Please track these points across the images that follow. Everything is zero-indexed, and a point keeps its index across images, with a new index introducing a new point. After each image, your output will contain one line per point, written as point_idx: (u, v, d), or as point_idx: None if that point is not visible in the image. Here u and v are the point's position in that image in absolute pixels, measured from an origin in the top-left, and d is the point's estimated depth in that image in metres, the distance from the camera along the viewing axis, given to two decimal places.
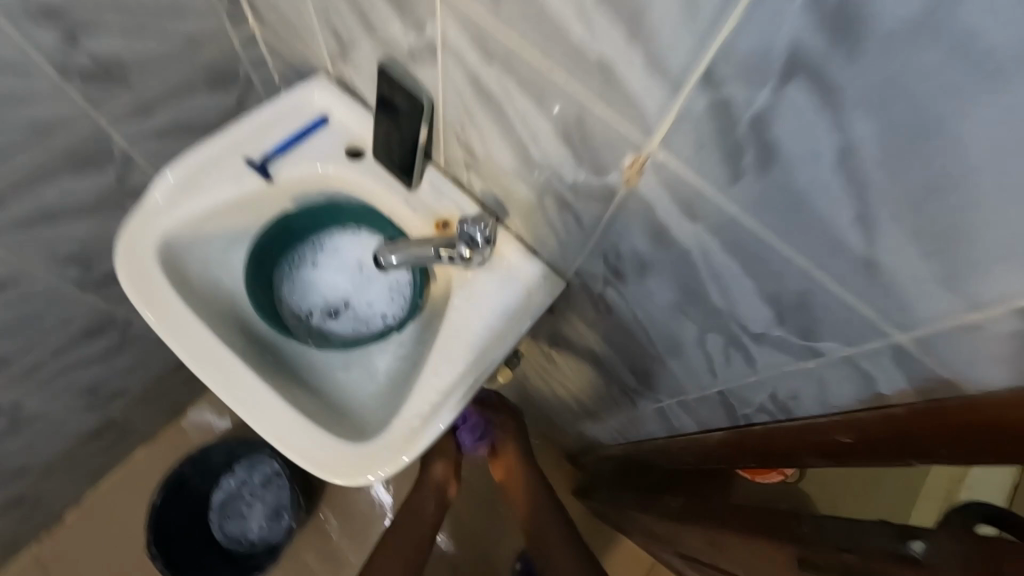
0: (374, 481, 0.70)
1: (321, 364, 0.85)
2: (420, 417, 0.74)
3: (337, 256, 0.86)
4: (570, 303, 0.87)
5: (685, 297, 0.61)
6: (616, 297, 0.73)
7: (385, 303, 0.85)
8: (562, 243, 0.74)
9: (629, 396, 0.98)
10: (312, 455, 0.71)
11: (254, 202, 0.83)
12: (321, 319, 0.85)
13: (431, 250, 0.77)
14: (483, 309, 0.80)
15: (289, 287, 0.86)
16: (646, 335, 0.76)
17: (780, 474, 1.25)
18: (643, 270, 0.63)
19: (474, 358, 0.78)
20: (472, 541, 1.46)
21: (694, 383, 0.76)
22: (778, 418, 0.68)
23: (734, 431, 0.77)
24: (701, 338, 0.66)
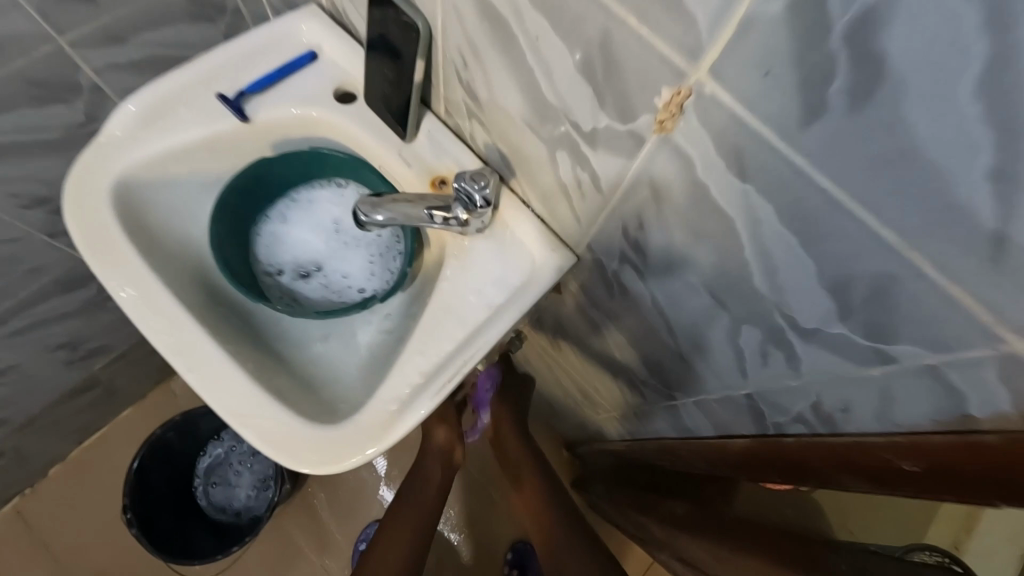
0: (342, 470, 0.61)
1: (293, 333, 0.75)
2: (399, 401, 0.64)
3: (315, 215, 0.77)
4: (580, 283, 0.76)
5: (719, 280, 0.51)
6: (633, 277, 0.63)
7: (361, 275, 0.75)
8: (575, 211, 0.63)
9: (639, 391, 0.88)
10: (272, 436, 0.62)
11: (229, 144, 0.74)
12: (290, 281, 0.77)
13: (422, 211, 0.65)
14: (478, 283, 0.70)
15: (258, 240, 0.77)
16: (665, 323, 0.65)
17: (797, 488, 1.28)
18: (670, 244, 0.52)
19: (466, 336, 0.67)
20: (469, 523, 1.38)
21: (717, 383, 0.66)
22: (817, 431, 0.57)
23: (759, 440, 0.66)
24: (733, 331, 0.55)
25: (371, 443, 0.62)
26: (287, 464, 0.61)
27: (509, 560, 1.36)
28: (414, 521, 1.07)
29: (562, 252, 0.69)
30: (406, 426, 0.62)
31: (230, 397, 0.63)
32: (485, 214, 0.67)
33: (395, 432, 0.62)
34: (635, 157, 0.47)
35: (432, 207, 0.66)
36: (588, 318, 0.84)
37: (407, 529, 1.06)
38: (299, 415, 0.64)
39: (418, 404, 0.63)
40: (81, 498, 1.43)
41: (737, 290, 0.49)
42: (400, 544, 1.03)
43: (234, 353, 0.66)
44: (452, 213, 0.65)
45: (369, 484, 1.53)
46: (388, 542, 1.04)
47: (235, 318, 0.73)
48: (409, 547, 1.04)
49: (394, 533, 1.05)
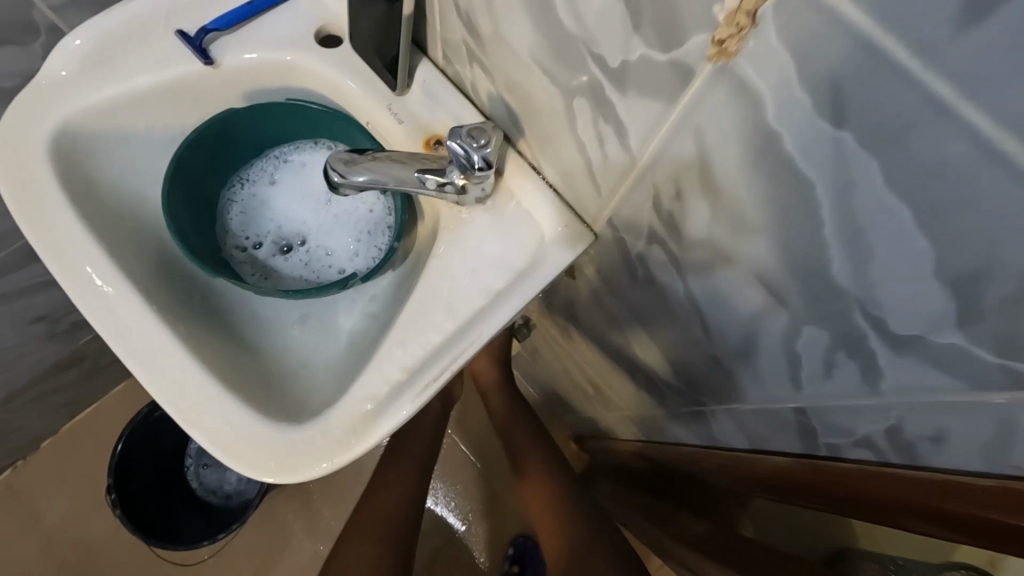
0: (305, 479, 0.52)
1: (266, 318, 0.66)
2: (375, 400, 0.54)
3: (303, 181, 0.67)
4: (596, 266, 0.65)
5: (779, 270, 0.39)
6: (664, 260, 0.52)
7: (347, 253, 0.65)
8: (595, 178, 0.52)
9: (659, 391, 0.77)
10: (224, 436, 0.53)
11: (195, 91, 0.63)
12: (267, 256, 0.66)
13: (413, 174, 0.55)
14: (476, 264, 0.59)
15: (236, 205, 0.68)
16: (700, 318, 0.54)
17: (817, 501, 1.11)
18: (714, 221, 0.41)
19: (458, 326, 0.57)
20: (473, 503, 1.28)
21: (760, 391, 0.55)
22: (887, 460, 0.46)
23: (806, 464, 0.55)
24: (789, 334, 0.44)
25: (341, 451, 0.52)
26: (241, 470, 0.52)
27: (510, 556, 1.25)
28: (416, 460, 0.96)
29: (574, 229, 0.58)
30: (383, 429, 0.52)
31: (175, 390, 0.54)
32: (486, 178, 0.55)
33: (369, 438, 0.52)
34: (680, 100, 0.36)
35: (424, 170, 0.55)
36: (605, 307, 0.73)
37: (407, 472, 0.94)
38: (260, 413, 0.54)
39: (399, 404, 0.53)
40: (60, 476, 1.34)
41: (803, 283, 0.38)
42: (397, 487, 0.91)
43: (188, 338, 0.57)
44: (446, 177, 0.55)
45: (367, 463, 1.39)
46: (383, 486, 0.91)
47: (197, 297, 0.64)
48: (409, 488, 0.92)
49: (390, 478, 0.92)
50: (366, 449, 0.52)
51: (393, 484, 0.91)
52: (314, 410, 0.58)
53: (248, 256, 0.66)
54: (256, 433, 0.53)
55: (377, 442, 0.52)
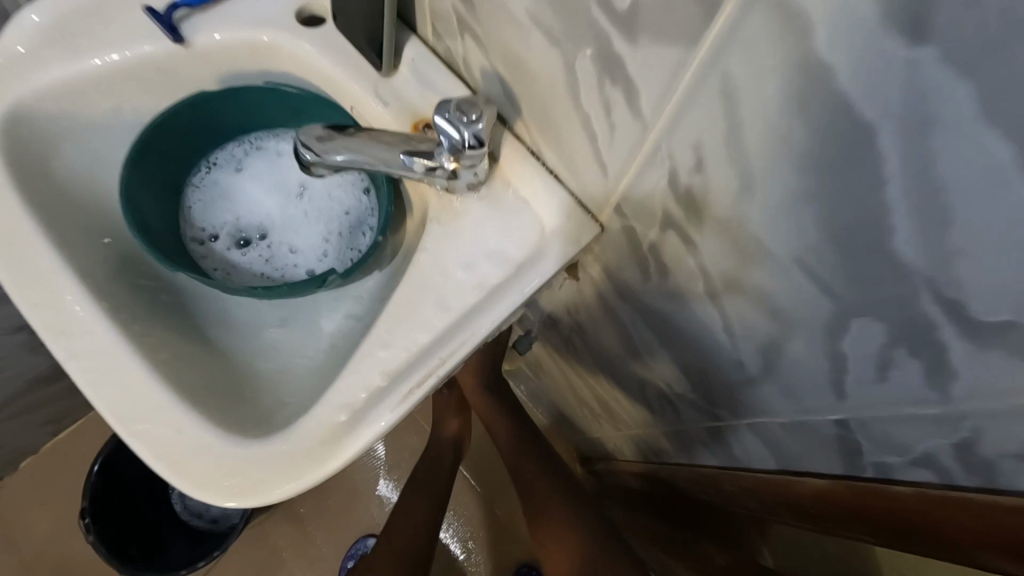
0: (267, 499, 0.45)
1: (239, 319, 0.59)
2: (350, 409, 0.48)
3: (275, 172, 0.62)
4: (603, 264, 0.59)
5: (824, 247, 0.33)
6: (681, 249, 0.45)
7: (313, 252, 0.60)
8: (601, 158, 0.46)
9: (673, 405, 0.70)
10: (171, 450, 0.46)
11: (164, 73, 0.58)
12: (223, 248, 0.61)
13: (398, 157, 0.49)
14: (468, 257, 0.53)
15: (197, 192, 0.62)
16: (722, 316, 0.47)
17: None
18: (744, 192, 0.35)
19: (448, 326, 0.50)
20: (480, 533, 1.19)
21: (793, 400, 0.48)
22: (952, 481, 0.39)
23: (851, 487, 0.48)
24: (832, 329, 0.37)
25: (309, 468, 0.46)
26: (192, 492, 0.45)
27: None
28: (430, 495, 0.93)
29: (578, 219, 0.52)
30: (359, 442, 0.46)
31: (120, 399, 0.47)
32: (478, 160, 0.49)
33: (341, 453, 0.46)
34: (702, 42, 0.30)
35: (411, 153, 0.49)
36: (612, 312, 0.66)
37: (422, 511, 0.90)
38: (219, 425, 0.48)
39: (377, 414, 0.47)
40: (39, 497, 1.26)
41: (855, 263, 0.32)
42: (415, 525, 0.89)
43: (140, 339, 0.51)
44: (435, 161, 0.49)
45: (361, 485, 1.27)
46: (397, 528, 0.89)
47: (165, 294, 0.58)
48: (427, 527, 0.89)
49: (405, 516, 0.90)
50: (338, 467, 0.46)
51: (408, 523, 0.88)
52: (281, 420, 0.51)
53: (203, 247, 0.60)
54: (213, 449, 0.47)
55: (351, 458, 0.46)
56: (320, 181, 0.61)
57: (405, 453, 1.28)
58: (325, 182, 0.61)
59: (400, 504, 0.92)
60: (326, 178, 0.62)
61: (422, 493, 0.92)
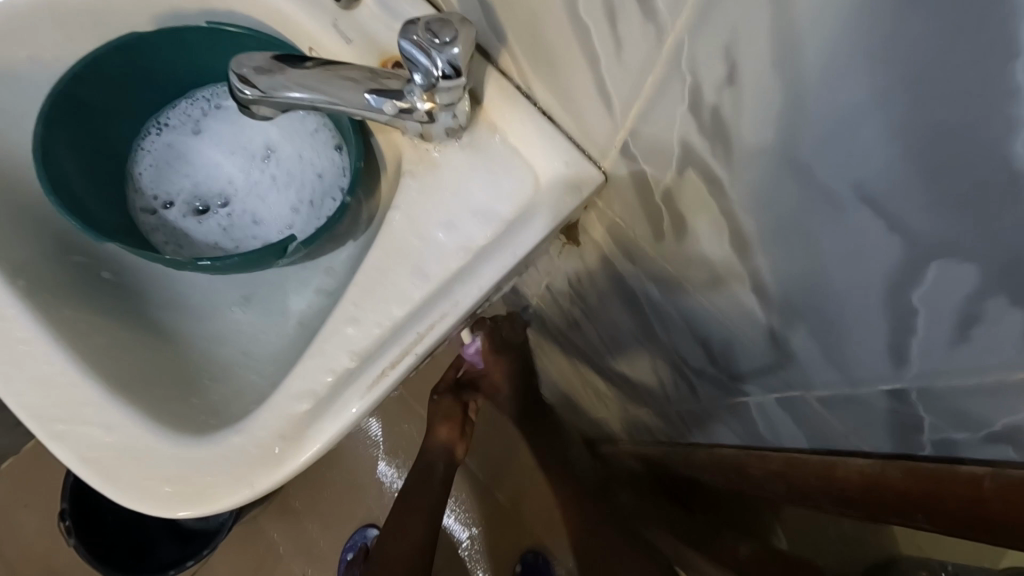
0: (222, 505, 0.41)
1: (193, 302, 0.52)
2: (315, 397, 0.42)
3: (238, 132, 0.55)
4: (607, 223, 0.51)
5: (900, 167, 0.26)
6: (703, 194, 0.38)
7: (277, 222, 0.53)
8: (604, 89, 0.38)
9: (689, 381, 0.63)
10: (104, 459, 0.42)
11: (89, 14, 0.50)
12: (179, 217, 0.54)
13: (362, 97, 0.41)
14: (451, 215, 0.45)
15: (147, 155, 0.56)
16: (753, 274, 0.40)
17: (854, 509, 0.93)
18: (792, 102, 0.28)
19: (427, 297, 0.43)
20: (487, 521, 1.13)
21: (834, 371, 0.41)
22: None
23: (908, 468, 0.41)
24: (898, 280, 0.30)
25: (263, 471, 0.41)
26: (129, 501, 0.41)
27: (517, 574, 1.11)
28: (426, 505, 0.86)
29: (577, 168, 0.44)
30: (324, 434, 0.41)
31: (44, 398, 0.43)
32: (456, 96, 0.41)
33: (301, 450, 0.41)
34: None
35: (378, 93, 0.41)
36: (618, 279, 0.59)
37: (424, 518, 0.86)
38: (158, 428, 0.43)
39: (346, 401, 0.41)
40: (21, 498, 1.18)
41: (944, 182, 0.24)
42: (417, 521, 0.85)
43: (62, 331, 0.45)
44: (405, 102, 0.41)
45: (359, 474, 1.17)
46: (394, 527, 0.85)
47: (108, 272, 0.52)
48: (428, 522, 0.86)
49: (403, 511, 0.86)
50: (296, 469, 0.41)
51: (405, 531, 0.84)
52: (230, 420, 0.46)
53: (155, 217, 0.54)
54: (154, 453, 0.42)
55: (309, 459, 0.41)
56: (289, 143, 0.54)
57: (405, 440, 1.18)
58: (294, 144, 0.54)
59: (398, 508, 0.87)
60: (296, 139, 0.54)
61: (415, 503, 0.86)
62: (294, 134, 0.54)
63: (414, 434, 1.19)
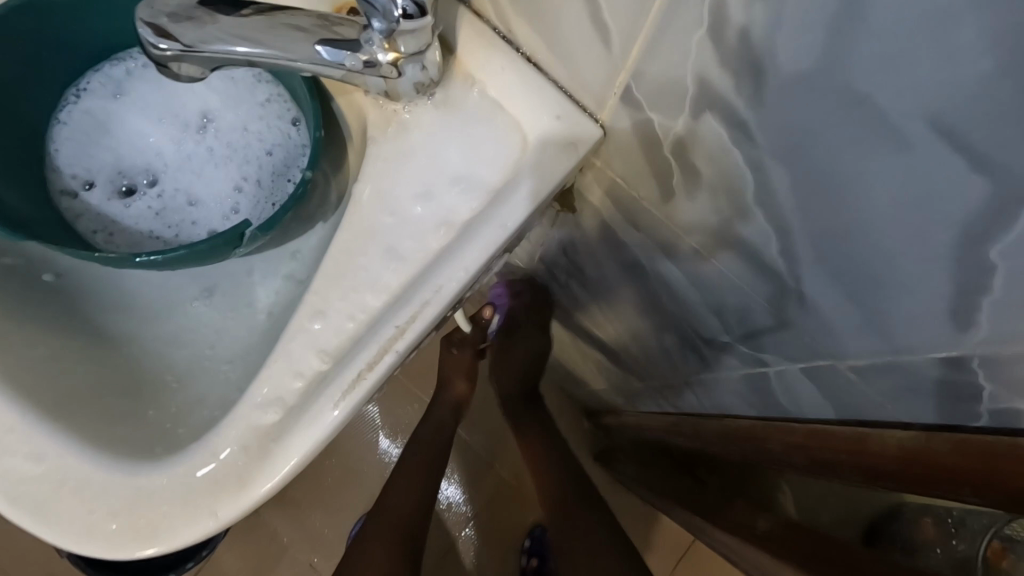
0: (182, 542, 0.36)
1: (144, 303, 0.47)
2: (283, 406, 0.37)
3: (170, 99, 0.48)
4: (605, 184, 0.45)
5: (994, 83, 0.20)
6: (723, 142, 0.32)
7: (216, 204, 0.47)
8: (599, 21, 0.31)
9: (698, 350, 0.58)
10: (27, 492, 0.37)
11: None
12: (102, 199, 0.48)
13: (312, 48, 0.34)
14: (427, 184, 0.39)
15: (64, 128, 0.49)
16: (779, 232, 0.34)
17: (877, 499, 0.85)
18: (850, 10, 0.22)
19: (405, 283, 0.38)
20: (490, 499, 1.10)
21: (873, 338, 0.36)
22: None
23: (958, 442, 0.36)
24: (973, 231, 0.25)
25: (226, 497, 0.36)
26: (71, 547, 0.37)
27: (526, 549, 1.09)
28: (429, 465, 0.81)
29: (570, 122, 0.38)
30: (302, 446, 0.36)
31: None
32: (424, 41, 0.34)
33: (272, 469, 0.36)
34: None
35: (331, 43, 0.34)
36: (618, 247, 0.53)
37: (419, 484, 0.79)
38: (100, 451, 0.38)
39: (322, 405, 0.36)
40: None
41: None
42: (418, 474, 0.79)
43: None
44: (366, 53, 0.34)
45: (357, 461, 1.13)
46: (395, 482, 0.79)
47: (50, 275, 0.46)
48: (430, 478, 0.80)
49: (405, 465, 0.81)
50: (267, 492, 0.36)
51: (403, 486, 0.78)
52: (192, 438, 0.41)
53: (75, 200, 0.48)
54: (97, 484, 0.37)
55: (284, 478, 0.36)
56: (227, 109, 0.47)
57: (404, 422, 1.14)
58: (234, 111, 0.47)
59: (398, 469, 0.81)
60: (237, 106, 0.47)
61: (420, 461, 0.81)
62: (237, 102, 0.47)
63: (411, 417, 1.14)
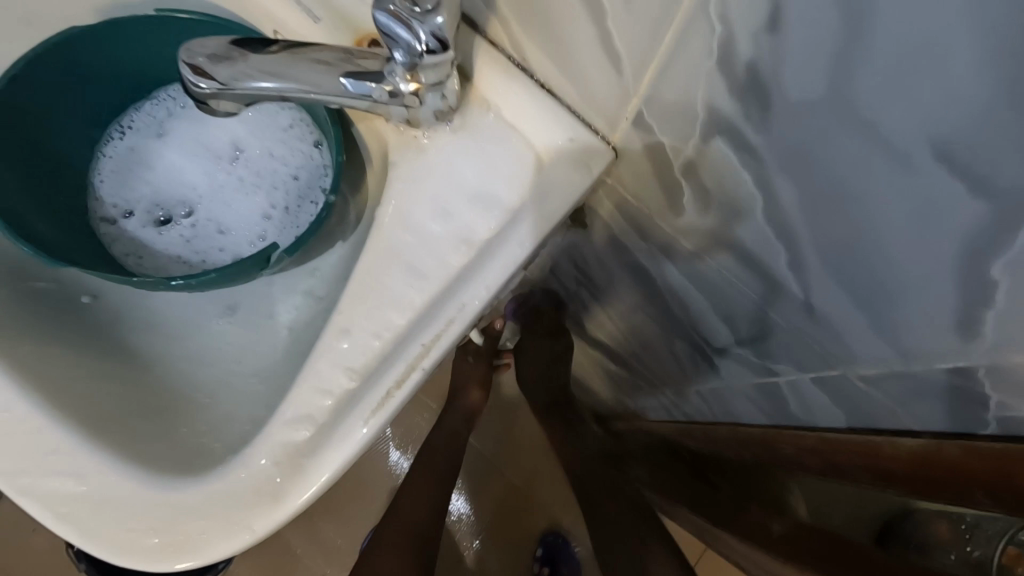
0: (219, 554, 0.37)
1: (175, 325, 0.49)
2: (313, 423, 0.38)
3: (203, 131, 0.50)
4: (617, 200, 0.46)
5: (990, 112, 0.21)
6: (733, 164, 0.33)
7: (247, 233, 0.48)
8: (613, 51, 0.33)
9: (709, 359, 0.59)
10: (69, 509, 0.39)
11: (21, 8, 0.46)
12: (138, 228, 0.50)
13: (337, 81, 0.36)
14: (447, 204, 0.41)
15: (109, 162, 0.52)
16: (789, 246, 0.36)
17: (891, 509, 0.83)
18: (852, 47, 0.23)
19: (428, 301, 0.39)
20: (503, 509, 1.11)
21: (882, 346, 0.37)
22: None
23: (969, 448, 0.37)
24: (976, 248, 0.26)
25: (260, 510, 0.38)
26: (108, 558, 0.38)
27: (538, 558, 1.10)
28: (440, 468, 0.83)
29: (584, 143, 0.40)
30: (335, 461, 0.38)
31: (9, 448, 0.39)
32: (443, 72, 0.36)
33: (305, 483, 0.37)
34: None
35: (354, 75, 0.36)
36: (630, 259, 0.54)
37: (430, 491, 0.80)
38: (136, 467, 0.40)
39: (352, 422, 0.38)
40: None
41: None
42: (430, 482, 0.81)
43: (25, 369, 0.42)
44: (388, 85, 0.36)
45: (370, 472, 1.14)
46: (407, 487, 0.80)
47: (88, 297, 0.49)
48: (442, 484, 0.81)
49: (414, 470, 0.82)
50: (300, 506, 0.37)
51: (415, 492, 0.80)
52: (225, 455, 0.42)
53: (112, 229, 0.50)
54: (136, 499, 0.39)
55: (316, 493, 0.37)
56: (259, 142, 0.49)
57: (416, 432, 1.15)
58: (263, 140, 0.49)
59: (410, 475, 0.82)
60: (266, 136, 0.49)
61: (431, 468, 0.82)
62: (265, 132, 0.49)
63: (424, 428, 1.15)
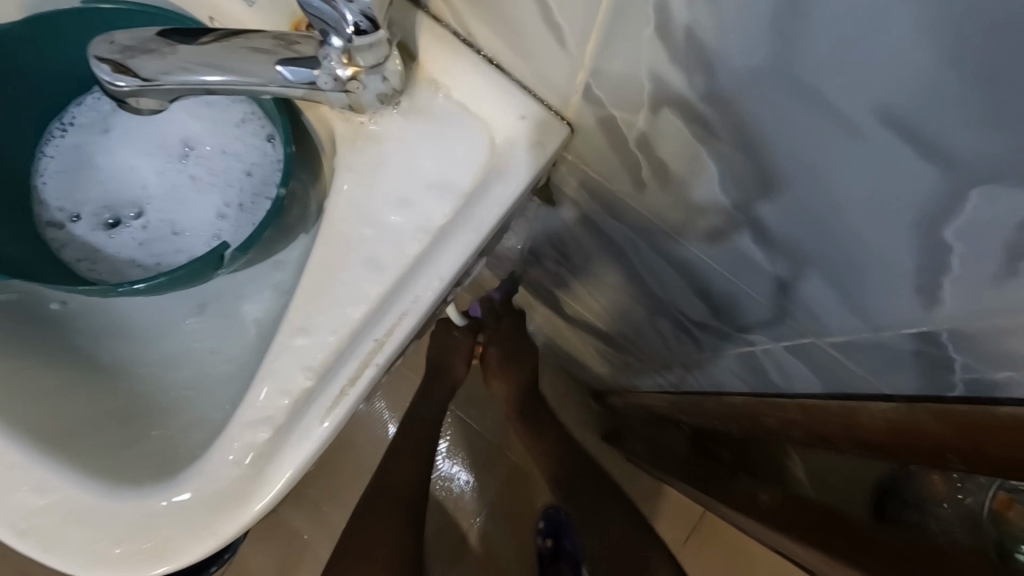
0: (187, 559, 0.38)
1: (142, 332, 0.49)
2: (274, 424, 0.38)
3: (150, 128, 0.48)
4: (580, 177, 0.45)
5: (933, 74, 0.20)
6: (686, 135, 0.32)
7: (201, 233, 0.47)
8: (553, 23, 0.31)
9: (690, 333, 0.59)
10: (31, 522, 0.39)
11: None
12: (88, 231, 0.49)
13: (272, 69, 0.34)
14: (403, 191, 0.39)
15: (50, 161, 0.50)
16: (750, 218, 0.34)
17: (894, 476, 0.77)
18: (790, 12, 0.22)
19: (385, 293, 0.39)
20: (502, 484, 1.12)
21: (852, 316, 0.36)
22: None
23: (942, 414, 0.37)
24: (930, 215, 0.25)
25: (227, 514, 0.37)
26: (72, 569, 0.38)
27: (540, 530, 1.12)
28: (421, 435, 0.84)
29: (537, 121, 0.38)
30: (295, 459, 0.37)
31: None
32: (382, 53, 0.34)
33: (267, 484, 0.37)
34: None
35: (291, 63, 0.34)
36: (602, 235, 0.53)
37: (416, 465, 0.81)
38: (97, 479, 0.40)
39: (311, 420, 0.37)
40: None
41: (1001, 83, 0.19)
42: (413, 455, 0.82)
43: None
44: (325, 70, 0.34)
45: (369, 456, 1.15)
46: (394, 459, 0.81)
47: (56, 303, 0.48)
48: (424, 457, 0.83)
49: (397, 446, 0.83)
50: (265, 504, 0.37)
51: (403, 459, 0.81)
52: (195, 453, 0.43)
53: (60, 235, 0.49)
54: (99, 510, 0.39)
55: (279, 493, 0.37)
56: (208, 136, 0.48)
57: None
58: (214, 136, 0.48)
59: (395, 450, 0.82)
60: (218, 131, 0.48)
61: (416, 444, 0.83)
62: (216, 127, 0.48)
63: None
